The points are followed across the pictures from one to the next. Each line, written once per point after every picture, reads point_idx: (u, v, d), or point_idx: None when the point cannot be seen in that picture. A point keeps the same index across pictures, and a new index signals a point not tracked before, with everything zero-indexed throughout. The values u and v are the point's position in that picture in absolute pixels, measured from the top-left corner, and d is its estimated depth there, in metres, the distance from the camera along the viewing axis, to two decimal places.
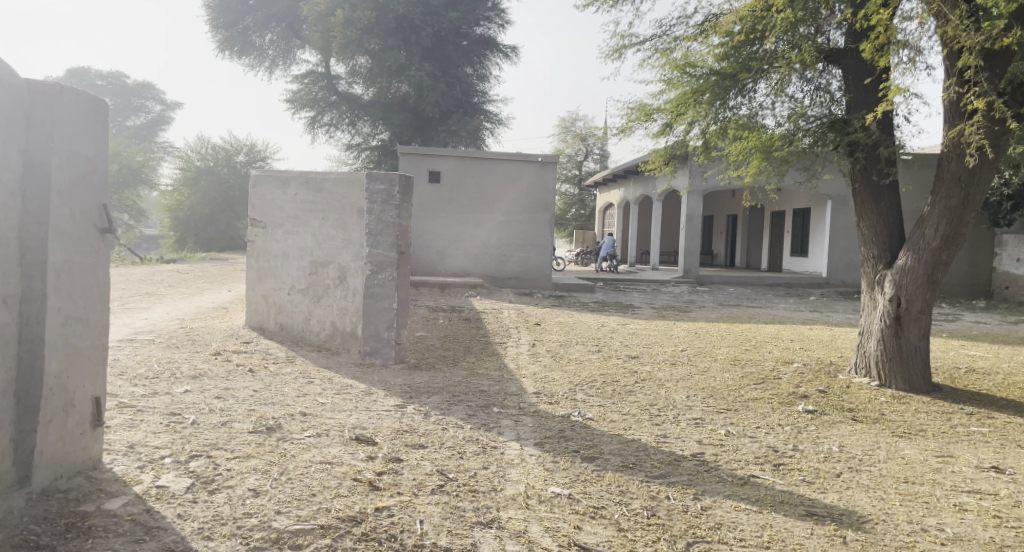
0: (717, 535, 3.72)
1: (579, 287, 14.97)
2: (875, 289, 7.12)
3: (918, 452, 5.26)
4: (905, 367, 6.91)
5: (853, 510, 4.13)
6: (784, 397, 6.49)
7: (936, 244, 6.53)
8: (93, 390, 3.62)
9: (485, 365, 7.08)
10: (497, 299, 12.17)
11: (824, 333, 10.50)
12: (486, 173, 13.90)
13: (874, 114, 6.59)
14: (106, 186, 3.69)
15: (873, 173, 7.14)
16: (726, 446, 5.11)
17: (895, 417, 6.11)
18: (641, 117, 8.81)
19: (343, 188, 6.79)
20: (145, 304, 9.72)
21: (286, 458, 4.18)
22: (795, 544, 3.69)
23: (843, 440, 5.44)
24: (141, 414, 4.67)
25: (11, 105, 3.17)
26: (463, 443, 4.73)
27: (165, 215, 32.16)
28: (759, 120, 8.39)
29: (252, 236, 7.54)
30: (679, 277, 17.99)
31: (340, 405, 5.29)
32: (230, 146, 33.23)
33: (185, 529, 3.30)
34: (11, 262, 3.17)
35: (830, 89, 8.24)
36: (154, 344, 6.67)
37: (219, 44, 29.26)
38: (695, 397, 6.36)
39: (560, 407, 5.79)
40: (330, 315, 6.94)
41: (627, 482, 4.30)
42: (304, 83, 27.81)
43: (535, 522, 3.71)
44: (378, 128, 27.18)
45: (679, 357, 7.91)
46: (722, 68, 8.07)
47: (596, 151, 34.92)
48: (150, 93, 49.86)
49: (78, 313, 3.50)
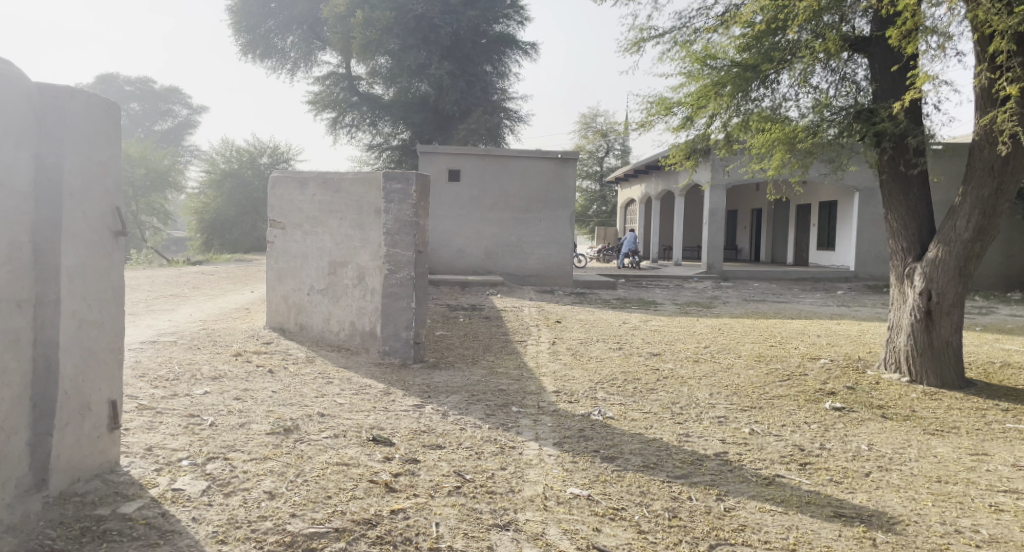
0: (742, 538, 3.62)
1: (600, 284, 14.86)
2: (904, 283, 6.94)
3: (951, 450, 5.10)
4: (937, 362, 6.73)
5: (883, 511, 4.01)
6: (811, 394, 6.35)
7: (968, 236, 6.34)
8: (109, 393, 3.62)
9: (504, 364, 7.01)
10: (517, 297, 12.11)
11: (853, 328, 10.28)
12: (506, 171, 13.85)
13: (902, 103, 6.40)
14: (120, 190, 3.68)
15: (901, 164, 6.94)
16: (750, 445, 5.00)
17: (926, 413, 5.95)
18: (661, 111, 8.68)
19: (361, 187, 6.76)
20: (169, 305, 9.81)
21: (304, 460, 4.16)
22: (823, 546, 3.58)
23: (871, 438, 5.29)
24: (160, 416, 4.68)
25: (22, 109, 3.16)
26: (482, 443, 4.67)
27: (192, 218, 32.60)
28: (783, 112, 8.21)
29: (271, 237, 7.54)
30: (703, 272, 17.79)
31: (358, 406, 5.27)
32: (254, 149, 33.63)
33: (199, 533, 3.28)
34: (26, 268, 3.16)
35: (856, 79, 8.04)
36: (176, 346, 6.70)
37: (241, 47, 29.56)
38: (718, 395, 6.24)
39: (580, 406, 5.71)
40: (349, 314, 6.91)
41: (648, 482, 4.22)
42: (326, 84, 27.95)
43: (553, 524, 3.64)
44: (399, 128, 27.28)
45: (702, 354, 7.78)
46: (744, 60, 7.91)
47: (617, 147, 34.69)
48: (177, 98, 50.53)
49: (93, 315, 3.50)
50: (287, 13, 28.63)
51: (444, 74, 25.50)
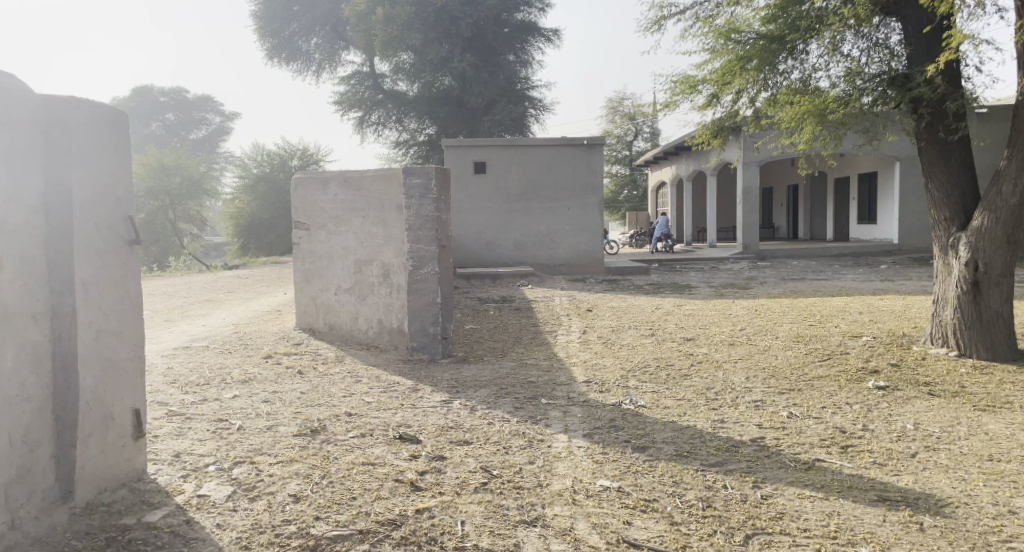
0: (779, 526, 3.48)
1: (633, 270, 14.63)
2: (948, 253, 6.66)
3: (1003, 427, 4.86)
4: (987, 333, 6.45)
5: (930, 493, 3.82)
6: (853, 374, 6.14)
7: (1015, 201, 6.05)
8: (132, 402, 3.63)
9: (534, 355, 6.94)
10: (548, 287, 12.01)
11: (896, 303, 9.95)
12: (532, 159, 13.74)
13: (937, 65, 6.10)
14: (132, 198, 3.66)
15: (939, 130, 6.64)
16: (788, 429, 4.83)
17: (977, 389, 5.70)
18: (685, 90, 8.47)
19: (382, 184, 6.72)
20: (203, 311, 9.90)
21: (330, 461, 4.12)
22: (866, 533, 3.42)
23: (918, 416, 5.08)
24: (190, 421, 4.70)
25: (30, 125, 3.11)
26: (509, 438, 4.59)
27: (228, 223, 33.09)
28: (813, 83, 7.94)
29: (297, 238, 7.56)
30: (739, 253, 17.41)
31: (386, 404, 5.22)
32: (285, 152, 34.01)
33: (223, 539, 3.27)
34: (39, 281, 3.12)
35: (889, 44, 7.71)
36: (208, 351, 6.75)
37: (267, 52, 29.84)
38: (755, 377, 6.08)
39: (611, 395, 5.59)
40: (376, 312, 6.88)
41: (681, 471, 4.10)
42: (351, 84, 28.07)
43: (582, 519, 3.53)
44: (425, 124, 27.09)
45: (738, 337, 7.58)
46: (769, 32, 7.65)
47: (646, 130, 34.27)
48: (210, 106, 51.69)
49: (111, 325, 3.48)
50: (309, 16, 28.87)
51: (467, 66, 25.43)
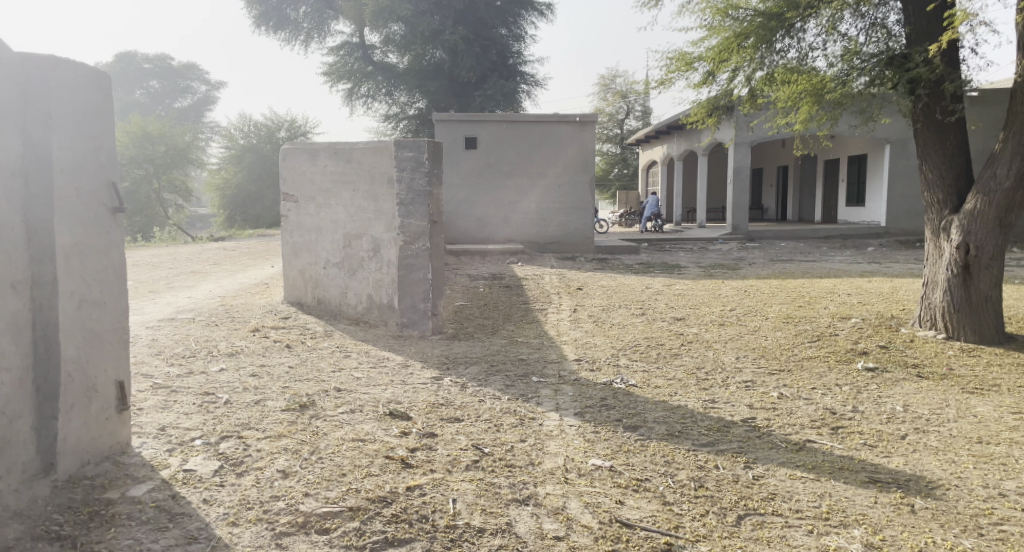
0: (771, 507, 3.46)
1: (622, 249, 14.57)
2: (940, 236, 6.66)
3: (992, 409, 4.88)
4: (975, 317, 6.47)
5: (920, 476, 3.82)
6: (842, 355, 6.15)
7: (1009, 184, 6.04)
8: (115, 374, 3.54)
9: (524, 333, 6.89)
10: (537, 265, 11.91)
11: (884, 285, 9.98)
12: (523, 135, 13.59)
13: (937, 46, 6.02)
14: (115, 162, 3.55)
15: (936, 112, 6.59)
16: (779, 410, 4.82)
17: (964, 371, 5.72)
18: (681, 67, 8.37)
19: (372, 156, 6.60)
20: (189, 283, 9.76)
21: (319, 436, 4.07)
22: (858, 514, 3.41)
23: (907, 399, 5.09)
24: (175, 395, 4.62)
25: (7, 84, 2.99)
26: (500, 415, 4.55)
27: (214, 194, 32.74)
28: (809, 63, 7.85)
29: (285, 211, 7.45)
30: (727, 233, 17.39)
31: (376, 380, 5.17)
32: (272, 123, 33.68)
33: (210, 515, 3.21)
34: (18, 247, 3.01)
35: (887, 24, 7.63)
36: (194, 323, 6.65)
37: (255, 20, 29.22)
38: (745, 358, 6.08)
39: (601, 374, 5.56)
40: (366, 287, 6.80)
41: (671, 450, 4.08)
42: (339, 55, 27.61)
43: (574, 498, 3.51)
44: (415, 98, 26.96)
45: (728, 318, 7.57)
46: (768, 9, 7.56)
47: (638, 109, 34.14)
48: (195, 75, 50.87)
49: (93, 295, 3.39)
50: None
51: (459, 39, 25.06)
